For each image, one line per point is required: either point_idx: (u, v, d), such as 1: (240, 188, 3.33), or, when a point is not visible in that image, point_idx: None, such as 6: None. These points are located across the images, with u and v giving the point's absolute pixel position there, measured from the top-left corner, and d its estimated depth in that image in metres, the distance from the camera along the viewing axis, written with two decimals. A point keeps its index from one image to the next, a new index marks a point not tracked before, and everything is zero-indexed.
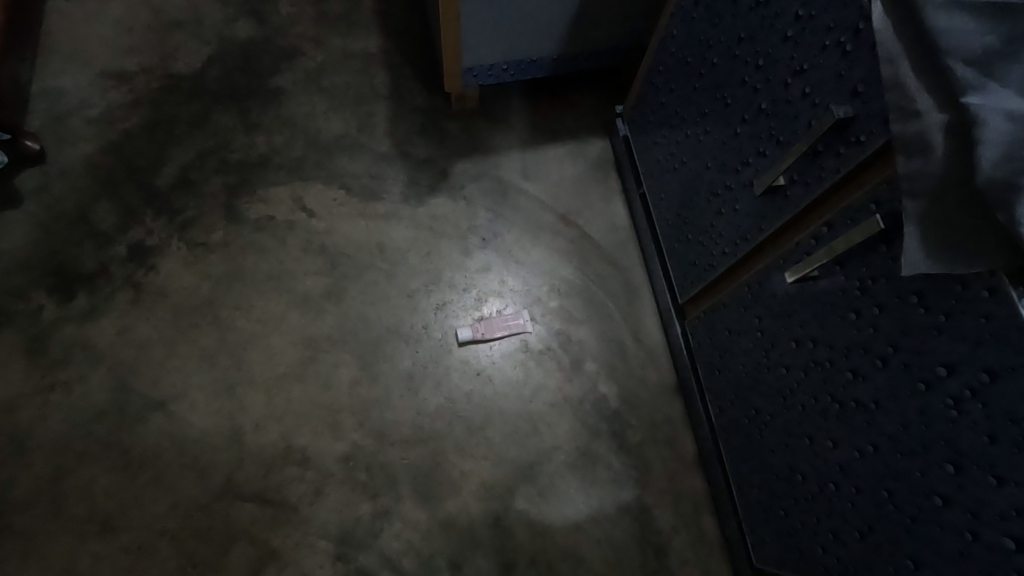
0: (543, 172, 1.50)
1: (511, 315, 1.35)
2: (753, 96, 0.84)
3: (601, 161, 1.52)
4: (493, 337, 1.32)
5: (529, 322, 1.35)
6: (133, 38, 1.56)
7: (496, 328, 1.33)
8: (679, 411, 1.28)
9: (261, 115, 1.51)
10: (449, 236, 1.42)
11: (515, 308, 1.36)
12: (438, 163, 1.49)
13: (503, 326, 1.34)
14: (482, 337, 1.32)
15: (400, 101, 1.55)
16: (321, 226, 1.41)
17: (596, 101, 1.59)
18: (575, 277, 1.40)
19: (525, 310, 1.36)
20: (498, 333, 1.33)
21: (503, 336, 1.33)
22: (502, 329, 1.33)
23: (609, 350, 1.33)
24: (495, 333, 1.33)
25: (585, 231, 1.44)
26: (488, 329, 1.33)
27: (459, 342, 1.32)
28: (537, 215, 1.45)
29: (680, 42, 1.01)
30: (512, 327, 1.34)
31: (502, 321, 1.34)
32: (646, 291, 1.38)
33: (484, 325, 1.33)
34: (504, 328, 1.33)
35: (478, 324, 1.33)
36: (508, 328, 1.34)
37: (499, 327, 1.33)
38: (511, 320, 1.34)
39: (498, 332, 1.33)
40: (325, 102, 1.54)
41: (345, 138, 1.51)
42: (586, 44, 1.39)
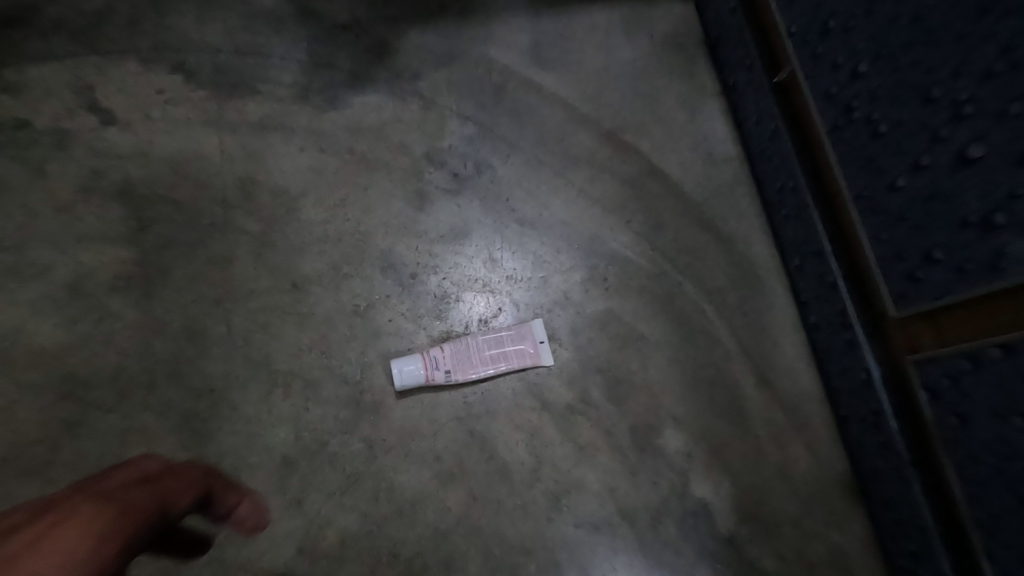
0: (570, 54, 0.79)
1: (506, 331, 0.65)
2: None
3: (678, 39, 0.81)
4: (469, 378, 0.63)
5: (544, 346, 0.65)
6: None
7: (475, 360, 0.63)
8: (855, 539, 0.62)
9: None
10: (387, 170, 0.72)
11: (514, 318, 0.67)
12: (372, 32, 0.78)
13: (489, 354, 0.64)
14: (446, 377, 0.63)
15: None
16: (124, 144, 0.69)
17: None
18: (636, 254, 0.70)
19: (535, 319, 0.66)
20: (480, 371, 0.63)
21: (489, 376, 0.64)
22: (486, 362, 0.64)
23: (709, 406, 0.65)
24: (474, 370, 0.63)
25: (651, 166, 0.74)
26: (458, 362, 0.63)
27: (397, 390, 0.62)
28: (560, 134, 0.75)
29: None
30: (507, 358, 0.64)
31: (488, 345, 0.64)
32: (776, 285, 0.70)
33: (451, 355, 0.63)
34: (492, 360, 0.64)
35: (438, 350, 0.63)
36: (500, 359, 0.64)
37: (481, 357, 0.64)
38: (507, 340, 0.65)
39: (480, 367, 0.63)
40: None
41: None
42: None
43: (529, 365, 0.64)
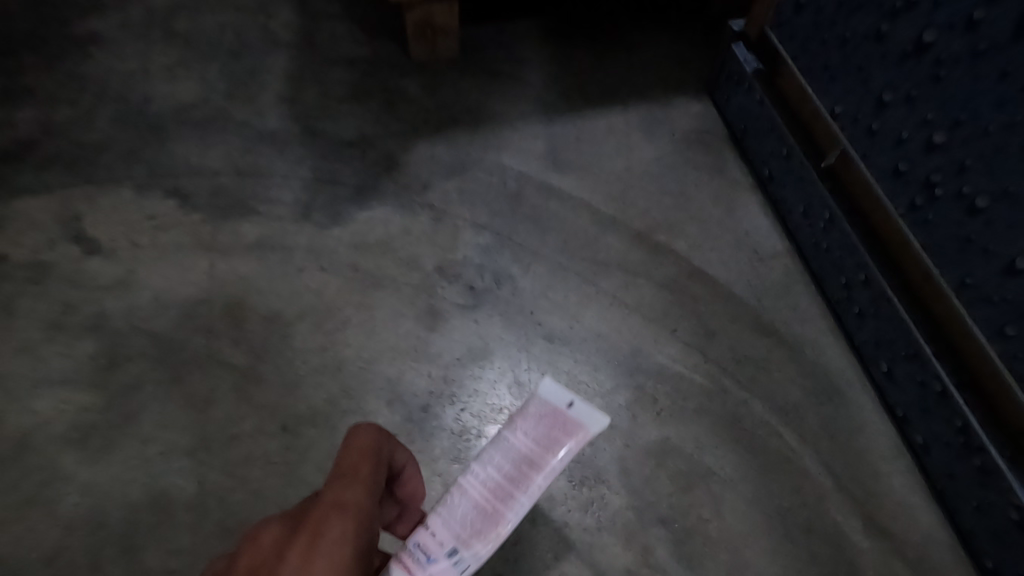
0: (588, 156, 0.75)
1: (510, 431, 0.39)
2: None
3: (700, 138, 0.77)
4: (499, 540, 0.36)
5: (577, 409, 0.39)
6: None
7: (488, 514, 0.37)
8: None
9: (41, 75, 0.79)
10: (394, 287, 0.64)
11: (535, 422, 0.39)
12: (379, 146, 0.74)
13: (504, 477, 0.38)
14: (456, 563, 0.36)
15: (314, 52, 0.84)
16: (105, 273, 0.63)
17: (678, 40, 0.86)
18: (686, 369, 0.59)
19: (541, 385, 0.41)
20: (508, 517, 0.37)
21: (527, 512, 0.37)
22: (504, 504, 0.37)
23: (808, 564, 0.51)
24: (497, 523, 0.37)
25: (691, 264, 0.66)
26: (461, 525, 0.37)
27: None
28: (586, 236, 0.68)
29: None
30: (533, 465, 0.37)
31: (495, 466, 0.38)
32: (862, 397, 0.58)
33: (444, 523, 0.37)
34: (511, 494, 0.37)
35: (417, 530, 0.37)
36: (524, 477, 0.37)
37: (495, 487, 0.38)
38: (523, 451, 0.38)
39: (504, 514, 0.37)
40: (174, 56, 0.82)
41: (197, 111, 0.77)
42: None
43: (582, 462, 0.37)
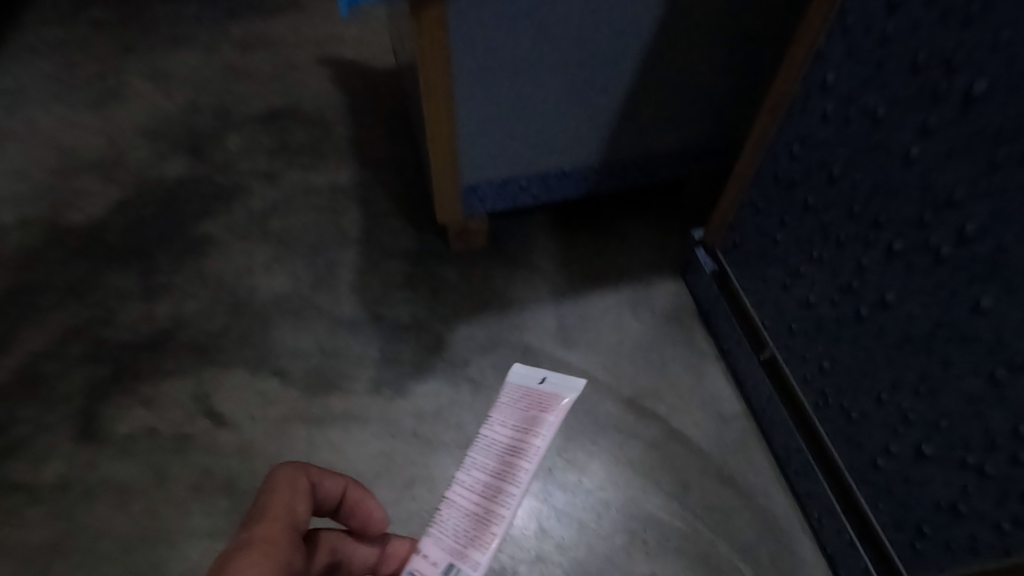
0: (589, 332, 0.98)
1: (495, 434, 0.59)
2: None
3: (676, 314, 1.00)
4: (488, 544, 0.52)
5: (541, 391, 0.60)
6: (23, 186, 1.18)
7: (473, 515, 0.54)
8: None
9: (171, 272, 1.04)
10: (446, 450, 0.84)
11: (496, 432, 0.59)
12: (429, 328, 0.98)
13: (495, 477, 0.56)
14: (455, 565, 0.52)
15: (375, 245, 1.09)
16: (230, 442, 0.85)
17: (657, 228, 1.10)
18: (669, 516, 0.79)
19: (508, 387, 0.63)
20: (500, 512, 0.54)
21: (513, 500, 0.54)
22: (485, 502, 0.54)
23: None
24: (490, 522, 0.53)
25: (670, 426, 0.87)
26: (462, 526, 0.54)
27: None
28: (589, 403, 0.89)
29: (864, 75, 0.55)
30: (518, 460, 0.56)
31: (487, 466, 0.57)
32: (802, 537, 0.77)
33: (435, 542, 0.54)
34: (485, 494, 0.55)
35: (413, 559, 0.54)
36: (512, 473, 0.55)
37: (489, 484, 0.56)
38: (489, 455, 0.58)
39: (490, 511, 0.54)
40: (269, 252, 1.08)
41: (289, 300, 1.01)
42: (639, 146, 0.95)
43: (540, 440, 0.57)
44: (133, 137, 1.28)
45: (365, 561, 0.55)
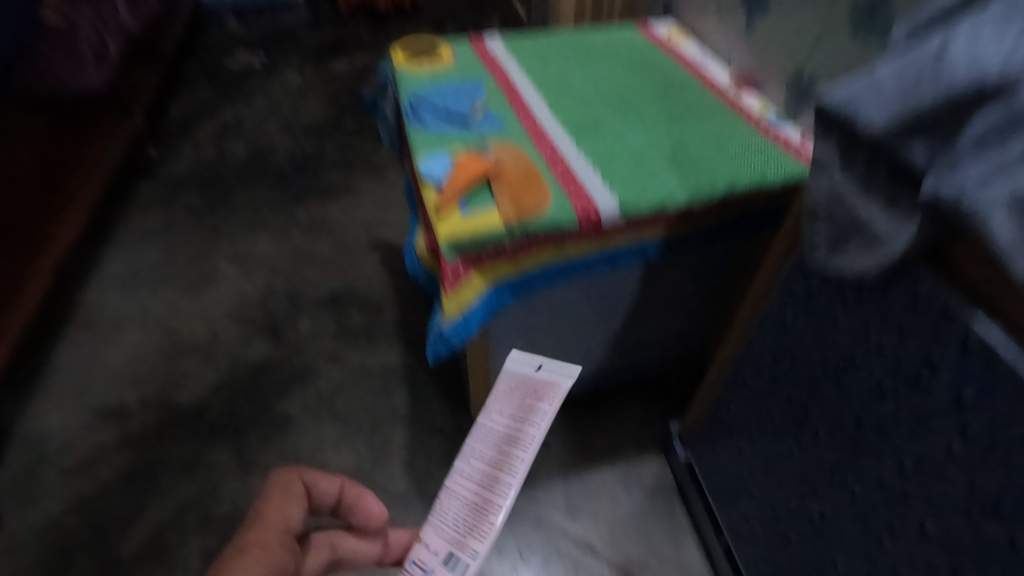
0: (591, 506, 1.23)
1: (494, 419, 0.59)
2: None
3: (659, 489, 1.26)
4: (487, 531, 0.54)
5: (540, 373, 0.63)
6: (140, 368, 1.49)
7: (470, 505, 0.55)
8: None
9: (260, 449, 1.33)
10: None
11: (493, 426, 0.59)
12: None
13: (496, 460, 0.56)
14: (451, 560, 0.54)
15: (419, 423, 1.37)
16: None
17: (644, 408, 1.37)
18: None
19: (504, 376, 0.63)
20: (499, 499, 0.54)
21: (512, 486, 0.54)
22: (481, 495, 0.55)
23: None
24: (489, 512, 0.54)
25: None
26: (460, 516, 0.55)
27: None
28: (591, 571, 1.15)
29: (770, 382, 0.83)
30: (518, 441, 0.56)
31: (486, 452, 0.57)
32: None
33: (435, 532, 0.56)
34: (479, 483, 0.55)
35: (417, 549, 0.57)
36: (512, 452, 0.56)
37: (489, 465, 0.56)
38: (487, 445, 0.58)
39: (488, 501, 0.54)
40: (336, 430, 1.36)
41: (353, 476, 1.28)
42: (628, 361, 1.23)
43: (537, 428, 0.57)
44: (223, 319, 1.60)
45: (368, 552, 0.65)
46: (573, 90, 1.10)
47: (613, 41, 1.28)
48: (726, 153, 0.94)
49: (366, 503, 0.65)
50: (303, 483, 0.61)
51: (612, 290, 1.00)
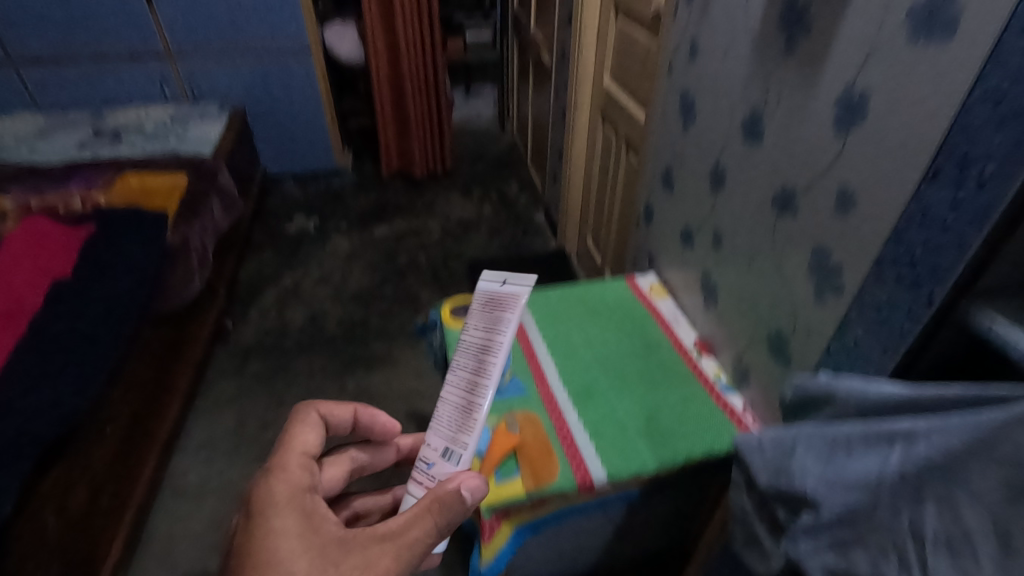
0: None
1: (477, 327, 1.06)
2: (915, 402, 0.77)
3: None
4: (472, 425, 0.93)
5: (504, 283, 1.11)
6: (219, 535, 1.81)
7: (460, 407, 0.96)
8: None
9: None
10: None
11: (471, 341, 1.04)
12: None
13: (481, 377, 0.98)
14: (449, 453, 0.93)
15: None
16: None
17: None
18: None
19: (478, 296, 1.12)
20: (479, 407, 0.94)
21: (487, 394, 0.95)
22: (466, 395, 0.97)
23: None
24: (473, 415, 0.94)
25: None
26: (455, 424, 0.95)
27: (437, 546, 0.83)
28: None
29: None
30: (495, 334, 1.01)
31: (474, 369, 0.99)
32: None
33: (437, 435, 0.96)
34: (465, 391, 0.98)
35: (425, 448, 0.96)
36: (489, 368, 0.98)
37: (476, 384, 0.97)
38: (468, 356, 1.03)
39: (473, 407, 0.95)
40: None
41: None
42: (621, 557, 1.54)
43: (503, 338, 1.00)
44: None
45: (378, 458, 1.03)
46: (576, 354, 1.47)
47: (607, 295, 1.68)
48: (688, 425, 1.29)
49: (374, 421, 0.99)
50: (319, 416, 0.90)
51: (604, 522, 1.33)
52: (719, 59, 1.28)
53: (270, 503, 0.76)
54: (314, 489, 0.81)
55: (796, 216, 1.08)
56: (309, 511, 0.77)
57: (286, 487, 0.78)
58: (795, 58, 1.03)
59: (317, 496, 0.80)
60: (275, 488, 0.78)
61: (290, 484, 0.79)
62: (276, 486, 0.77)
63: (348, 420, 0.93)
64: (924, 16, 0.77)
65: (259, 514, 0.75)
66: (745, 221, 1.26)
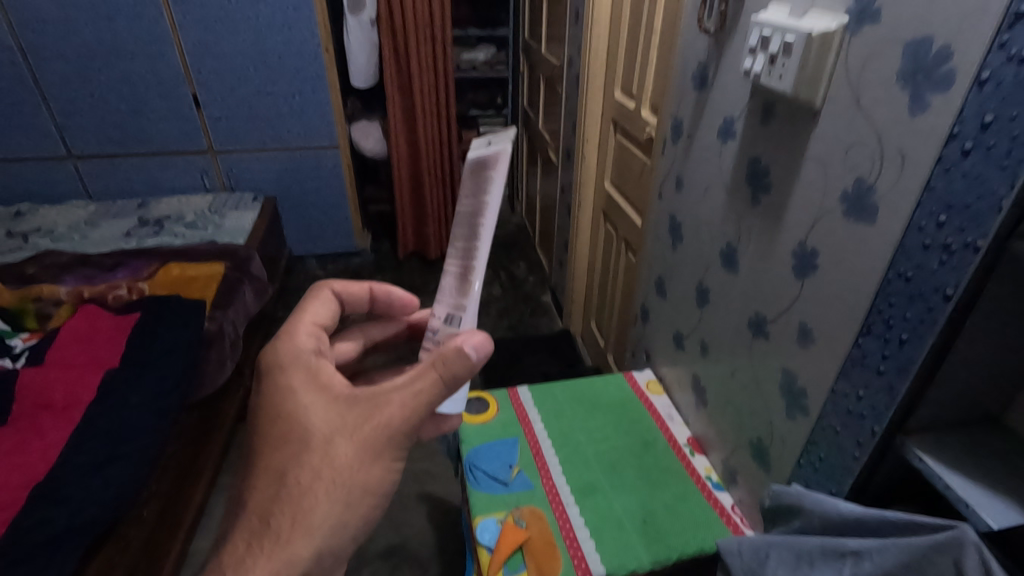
0: None
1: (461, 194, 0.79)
2: (872, 523, 0.89)
3: None
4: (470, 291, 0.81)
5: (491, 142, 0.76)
6: None
7: (457, 274, 0.83)
8: None
9: None
10: None
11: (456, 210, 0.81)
12: None
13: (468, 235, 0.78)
14: (451, 319, 0.84)
15: None
16: None
17: None
18: None
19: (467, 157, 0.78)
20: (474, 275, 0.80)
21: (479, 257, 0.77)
22: (461, 262, 0.81)
23: None
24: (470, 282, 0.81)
25: None
26: (455, 292, 0.84)
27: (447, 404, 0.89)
28: None
29: None
30: (477, 191, 0.77)
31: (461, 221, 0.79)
32: None
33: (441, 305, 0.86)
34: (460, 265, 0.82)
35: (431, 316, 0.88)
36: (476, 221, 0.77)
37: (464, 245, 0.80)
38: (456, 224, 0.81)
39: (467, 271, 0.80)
40: None
41: None
42: None
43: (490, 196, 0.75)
44: None
45: (399, 331, 1.04)
46: (578, 449, 1.61)
47: (607, 390, 1.83)
48: (680, 521, 1.40)
49: (390, 298, 1.02)
50: (333, 293, 0.96)
51: None
52: (701, 196, 1.48)
53: (276, 365, 0.84)
54: (321, 354, 0.86)
55: (768, 341, 1.25)
56: (314, 372, 0.83)
57: (290, 352, 0.84)
58: (760, 210, 1.23)
59: (324, 359, 0.86)
60: (281, 352, 0.85)
61: (295, 348, 0.85)
62: (281, 349, 0.85)
63: (363, 296, 0.98)
64: (852, 202, 0.96)
65: (267, 378, 0.83)
66: (726, 336, 1.43)
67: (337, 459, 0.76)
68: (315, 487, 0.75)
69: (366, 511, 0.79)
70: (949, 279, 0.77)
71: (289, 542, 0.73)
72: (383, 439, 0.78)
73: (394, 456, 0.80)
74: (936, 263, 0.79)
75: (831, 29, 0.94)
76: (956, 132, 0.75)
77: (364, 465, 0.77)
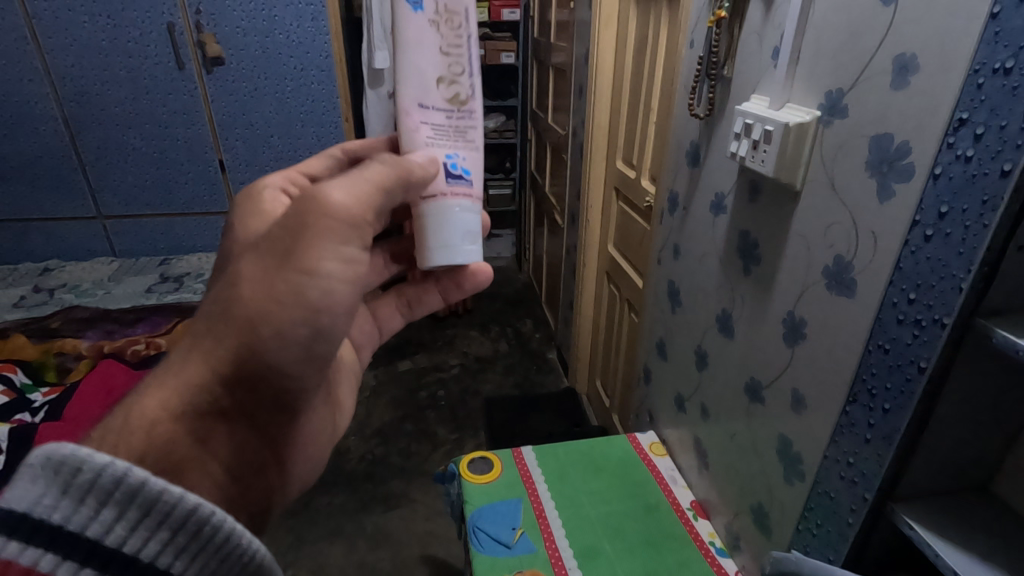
0: None
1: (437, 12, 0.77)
2: None
3: None
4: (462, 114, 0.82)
5: None
6: None
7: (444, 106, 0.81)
8: None
9: None
10: None
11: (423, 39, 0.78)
12: None
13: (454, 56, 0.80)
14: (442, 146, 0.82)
15: None
16: None
17: None
18: None
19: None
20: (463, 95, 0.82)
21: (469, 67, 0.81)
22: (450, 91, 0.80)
23: None
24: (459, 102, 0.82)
25: None
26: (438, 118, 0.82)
27: (454, 214, 0.83)
28: None
29: None
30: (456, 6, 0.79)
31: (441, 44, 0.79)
32: None
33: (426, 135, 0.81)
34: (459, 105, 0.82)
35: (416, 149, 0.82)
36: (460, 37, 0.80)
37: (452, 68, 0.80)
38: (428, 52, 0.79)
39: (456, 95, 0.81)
40: None
41: None
42: None
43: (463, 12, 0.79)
44: None
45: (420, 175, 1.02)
46: (580, 511, 1.62)
47: (611, 451, 1.84)
48: None
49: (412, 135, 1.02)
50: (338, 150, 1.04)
51: None
52: (696, 264, 1.57)
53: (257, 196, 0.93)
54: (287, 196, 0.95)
55: (765, 406, 1.28)
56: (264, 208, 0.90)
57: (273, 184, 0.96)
58: (751, 279, 1.30)
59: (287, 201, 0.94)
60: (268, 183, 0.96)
61: (275, 184, 0.96)
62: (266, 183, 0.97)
63: (365, 146, 1.03)
64: (833, 276, 1.03)
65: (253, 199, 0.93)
66: (725, 399, 1.47)
67: (237, 278, 0.65)
68: (215, 312, 0.65)
69: (282, 322, 0.65)
70: (921, 351, 0.82)
71: (180, 368, 0.62)
72: (297, 229, 0.67)
73: (310, 248, 0.67)
74: (910, 336, 0.84)
75: (805, 122, 1.04)
76: (918, 219, 0.82)
77: (267, 279, 0.65)
